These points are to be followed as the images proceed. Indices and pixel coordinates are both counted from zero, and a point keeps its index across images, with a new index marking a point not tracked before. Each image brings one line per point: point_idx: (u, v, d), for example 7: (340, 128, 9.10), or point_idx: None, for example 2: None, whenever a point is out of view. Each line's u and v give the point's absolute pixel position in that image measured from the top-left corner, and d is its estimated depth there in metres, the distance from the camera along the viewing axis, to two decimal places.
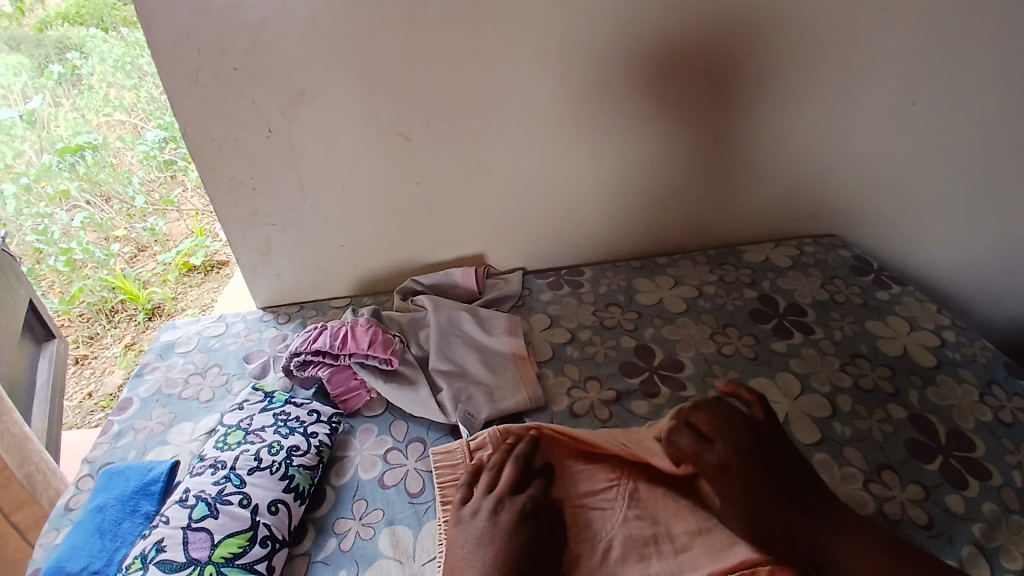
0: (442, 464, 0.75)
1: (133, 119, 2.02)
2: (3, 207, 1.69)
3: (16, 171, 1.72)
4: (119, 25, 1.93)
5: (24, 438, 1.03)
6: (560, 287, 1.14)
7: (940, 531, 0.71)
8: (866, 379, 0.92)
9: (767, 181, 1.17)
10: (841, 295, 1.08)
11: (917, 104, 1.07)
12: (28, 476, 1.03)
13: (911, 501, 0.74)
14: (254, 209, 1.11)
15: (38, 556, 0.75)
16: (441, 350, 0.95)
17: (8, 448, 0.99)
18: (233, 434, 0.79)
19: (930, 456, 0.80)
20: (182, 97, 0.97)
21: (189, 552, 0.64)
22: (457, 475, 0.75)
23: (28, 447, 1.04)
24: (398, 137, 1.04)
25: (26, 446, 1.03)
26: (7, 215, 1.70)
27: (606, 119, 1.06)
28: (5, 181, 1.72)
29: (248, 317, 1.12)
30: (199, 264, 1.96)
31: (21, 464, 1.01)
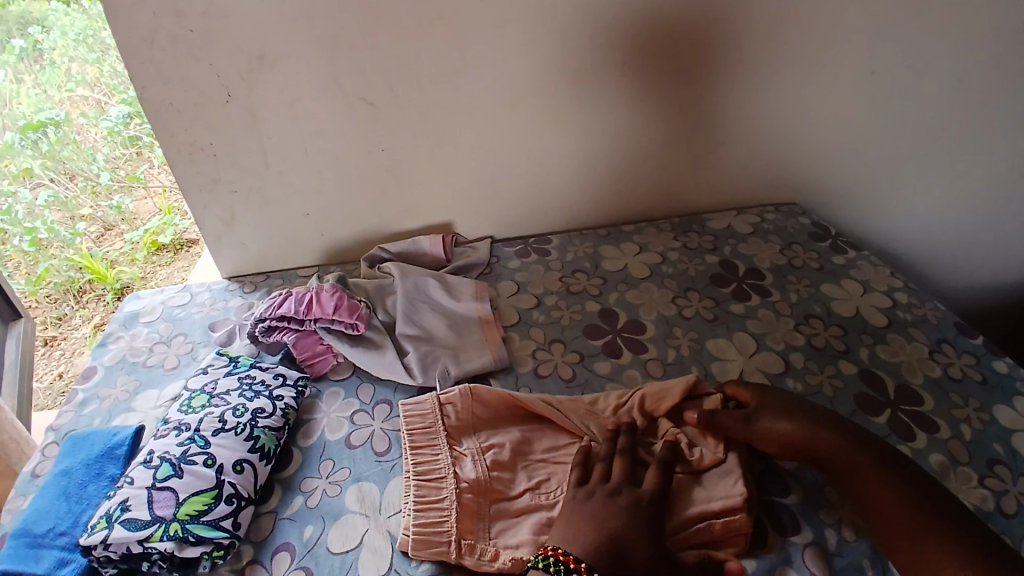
0: (412, 414, 0.79)
1: (96, 94, 1.99)
2: None
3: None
4: (80, 1, 2.05)
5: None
6: (527, 255, 1.15)
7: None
8: (820, 339, 0.95)
9: (731, 150, 1.19)
10: (799, 260, 1.12)
11: (876, 73, 1.09)
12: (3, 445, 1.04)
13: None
14: (216, 176, 1.09)
15: (4, 522, 0.75)
16: (407, 315, 0.96)
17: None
18: (197, 398, 0.79)
19: (878, 410, 0.84)
20: (136, 61, 0.95)
21: (154, 511, 0.65)
22: (428, 424, 0.78)
23: (2, 416, 1.04)
24: (361, 103, 1.04)
25: (1, 416, 1.04)
26: None
27: (571, 86, 1.07)
28: None
29: (213, 286, 1.11)
30: (167, 243, 1.89)
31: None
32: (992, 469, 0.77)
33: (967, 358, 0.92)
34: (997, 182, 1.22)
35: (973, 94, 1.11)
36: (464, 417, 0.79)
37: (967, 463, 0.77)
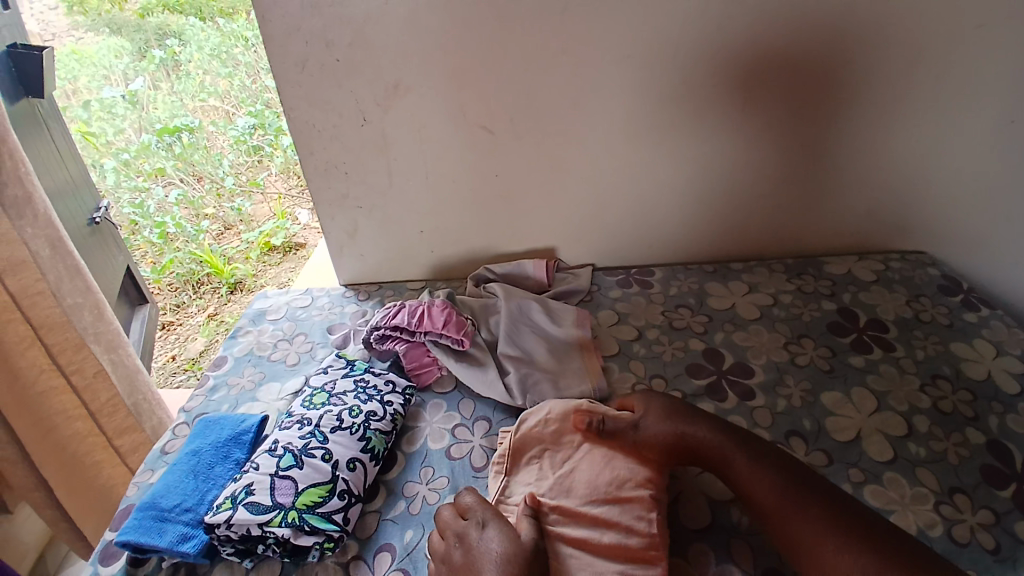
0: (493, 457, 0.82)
1: (225, 104, 2.21)
2: (105, 180, 1.94)
3: (116, 146, 1.99)
4: (216, 17, 2.24)
5: (135, 370, 1.13)
6: (629, 285, 1.15)
7: (1007, 557, 0.68)
8: (946, 402, 0.87)
9: (854, 192, 1.13)
10: (926, 314, 1.03)
11: (1016, 123, 1.01)
12: (135, 405, 1.14)
13: (981, 525, 0.71)
14: (345, 191, 1.18)
15: (133, 494, 0.84)
16: (510, 336, 0.98)
17: (121, 378, 1.09)
18: (318, 395, 0.86)
19: (1004, 483, 0.76)
20: (288, 85, 1.05)
21: (275, 497, 0.71)
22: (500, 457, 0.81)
23: (138, 378, 1.14)
24: (481, 130, 1.09)
25: (136, 378, 1.14)
26: (108, 187, 1.94)
27: (688, 121, 1.06)
28: (109, 157, 1.96)
29: (331, 292, 1.20)
30: (279, 244, 2.07)
31: (128, 394, 1.12)
32: None
33: None
34: None
35: None
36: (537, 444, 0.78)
37: None
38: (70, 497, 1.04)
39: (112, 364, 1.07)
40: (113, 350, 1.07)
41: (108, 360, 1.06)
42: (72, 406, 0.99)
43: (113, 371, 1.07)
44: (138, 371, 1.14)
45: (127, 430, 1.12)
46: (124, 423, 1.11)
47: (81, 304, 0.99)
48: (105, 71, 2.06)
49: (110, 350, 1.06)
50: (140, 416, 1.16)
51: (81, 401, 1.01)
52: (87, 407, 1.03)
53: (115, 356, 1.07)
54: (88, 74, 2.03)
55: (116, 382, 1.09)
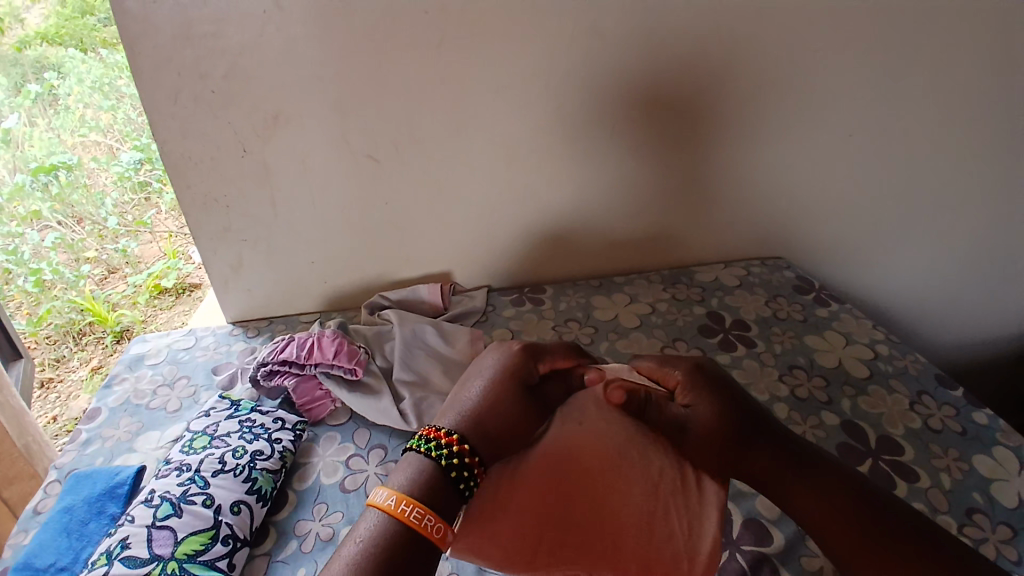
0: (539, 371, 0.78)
1: (108, 139, 2.02)
2: None
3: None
4: (97, 46, 1.98)
5: (21, 412, 1.16)
6: (522, 304, 1.20)
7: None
8: (802, 390, 0.98)
9: (718, 206, 1.25)
10: (783, 312, 1.16)
11: (853, 136, 1.17)
12: (26, 447, 1.17)
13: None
14: (227, 225, 1.15)
15: (7, 556, 0.76)
16: (404, 361, 0.99)
17: (10, 419, 1.12)
18: (199, 439, 0.82)
19: (861, 459, 0.86)
20: (161, 117, 1.02)
21: (153, 549, 0.67)
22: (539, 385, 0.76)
23: (25, 419, 1.17)
24: (368, 160, 1.10)
25: (23, 419, 1.16)
26: None
27: (568, 145, 1.14)
28: None
29: (217, 331, 1.15)
30: (170, 286, 1.94)
31: (20, 434, 1.16)
32: (971, 517, 0.79)
33: (946, 410, 0.95)
34: (974, 239, 1.28)
35: (942, 157, 1.18)
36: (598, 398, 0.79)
37: (947, 512, 0.79)
38: None
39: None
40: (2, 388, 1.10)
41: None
42: None
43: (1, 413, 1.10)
44: (27, 412, 1.17)
45: (12, 480, 1.13)
46: (14, 470, 1.13)
47: None
48: None
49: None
50: (32, 458, 1.19)
51: None
52: None
53: (2, 397, 1.10)
54: None
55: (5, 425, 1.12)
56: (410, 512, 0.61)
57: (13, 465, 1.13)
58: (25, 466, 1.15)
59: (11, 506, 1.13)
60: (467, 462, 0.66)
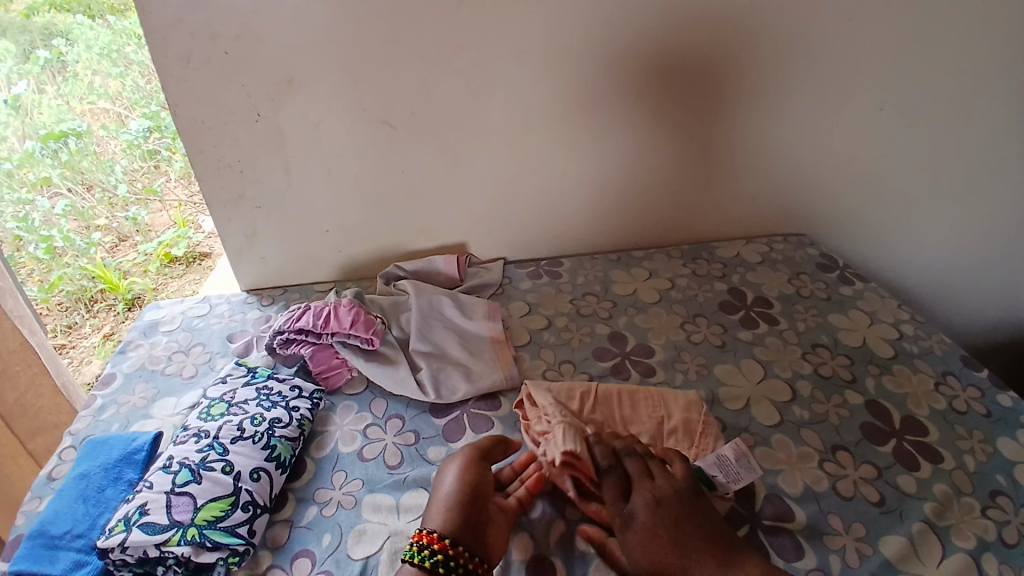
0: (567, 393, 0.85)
1: (117, 106, 1.96)
2: None
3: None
4: (105, 13, 1.85)
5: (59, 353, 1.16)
6: (539, 277, 1.18)
7: (892, 508, 0.75)
8: (826, 368, 0.96)
9: (741, 182, 1.22)
10: (807, 290, 1.14)
11: (884, 108, 1.12)
12: (65, 387, 1.18)
13: (863, 479, 0.79)
14: (240, 192, 1.13)
15: (21, 523, 0.76)
16: (421, 332, 0.98)
17: (50, 360, 1.12)
18: (216, 406, 0.82)
19: (883, 439, 0.85)
20: (172, 81, 0.99)
21: (172, 515, 0.67)
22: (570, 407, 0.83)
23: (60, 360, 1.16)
24: (383, 126, 1.08)
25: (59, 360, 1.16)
26: None
27: (589, 114, 1.10)
28: None
29: (231, 299, 1.14)
30: (181, 256, 1.94)
31: (60, 373, 1.16)
32: (995, 499, 0.77)
33: (972, 391, 0.93)
34: (1002, 219, 1.24)
35: (978, 134, 1.14)
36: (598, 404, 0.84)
37: (971, 494, 0.78)
38: None
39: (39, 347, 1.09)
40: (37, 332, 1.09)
41: (34, 344, 1.08)
42: None
43: (42, 354, 1.10)
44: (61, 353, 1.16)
45: (40, 431, 1.14)
46: (37, 421, 1.12)
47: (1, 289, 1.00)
48: None
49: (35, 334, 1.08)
50: (71, 398, 1.19)
51: None
52: None
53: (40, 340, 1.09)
54: None
55: (45, 363, 1.11)
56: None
57: (38, 415, 1.12)
58: (49, 417, 1.15)
59: (38, 456, 1.14)
60: (452, 553, 0.63)
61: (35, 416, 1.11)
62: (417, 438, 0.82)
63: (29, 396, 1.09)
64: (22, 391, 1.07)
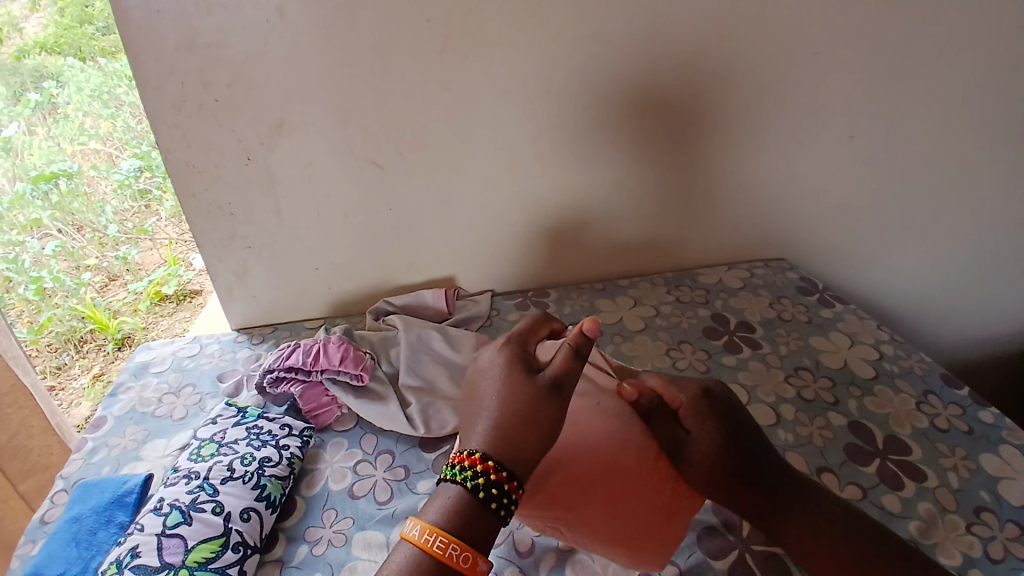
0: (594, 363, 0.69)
1: (107, 147, 1.99)
2: None
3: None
4: (97, 57, 1.82)
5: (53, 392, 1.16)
6: (526, 308, 1.20)
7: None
8: (809, 391, 0.98)
9: (721, 210, 1.25)
10: (788, 313, 1.16)
11: (853, 137, 1.17)
12: (60, 426, 1.18)
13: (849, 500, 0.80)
14: (232, 232, 1.15)
15: (15, 566, 0.75)
16: (410, 366, 0.99)
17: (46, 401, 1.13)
18: (207, 446, 0.82)
19: (867, 459, 0.86)
20: (165, 126, 1.02)
21: (163, 558, 0.67)
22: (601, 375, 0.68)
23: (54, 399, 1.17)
24: (372, 166, 1.11)
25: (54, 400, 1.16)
26: None
27: (571, 148, 1.14)
28: None
29: (222, 338, 1.15)
30: (171, 293, 1.95)
31: (53, 414, 1.15)
32: (980, 516, 0.79)
33: (953, 409, 0.95)
34: (975, 239, 1.28)
35: (944, 159, 1.19)
36: (592, 410, 0.63)
37: (956, 511, 0.79)
38: None
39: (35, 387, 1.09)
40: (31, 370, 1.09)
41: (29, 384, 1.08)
42: None
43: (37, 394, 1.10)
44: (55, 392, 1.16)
45: (30, 472, 1.13)
46: (29, 462, 1.12)
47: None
48: None
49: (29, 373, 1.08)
50: (65, 438, 1.20)
51: None
52: None
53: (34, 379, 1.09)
54: None
55: (41, 404, 1.12)
56: (432, 541, 0.51)
57: (29, 458, 1.11)
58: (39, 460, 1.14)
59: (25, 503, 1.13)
60: (496, 479, 0.53)
61: (23, 461, 1.10)
62: (407, 473, 0.83)
63: (19, 438, 1.09)
64: (12, 432, 1.07)
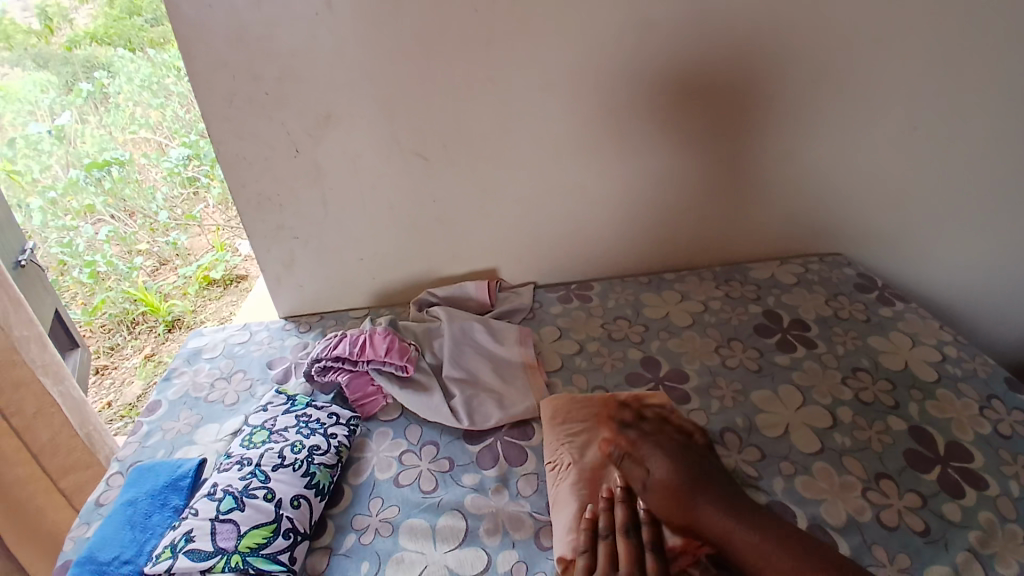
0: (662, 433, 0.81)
1: (157, 136, 2.05)
2: (30, 220, 1.80)
3: (44, 185, 1.84)
4: (146, 47, 2.04)
5: (83, 402, 1.20)
6: (570, 301, 1.18)
7: (936, 538, 0.73)
8: (867, 393, 0.94)
9: (774, 203, 1.21)
10: (845, 312, 1.11)
11: (919, 127, 1.10)
12: (88, 436, 1.22)
13: (907, 508, 0.76)
14: (280, 223, 1.17)
15: (68, 549, 0.79)
16: (454, 358, 0.99)
17: (72, 410, 1.17)
18: (258, 433, 0.84)
19: (927, 466, 0.82)
20: (216, 119, 1.04)
21: (217, 542, 0.69)
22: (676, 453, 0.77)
23: (86, 410, 1.22)
24: (415, 157, 1.10)
25: (84, 409, 1.21)
26: (33, 228, 1.80)
27: (617, 139, 1.11)
28: (32, 196, 1.83)
29: (271, 326, 1.17)
30: (219, 278, 1.97)
31: (82, 423, 1.20)
32: None
33: (1017, 414, 0.89)
34: None
35: (1018, 151, 1.11)
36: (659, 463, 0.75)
37: (1016, 520, 0.74)
38: (20, 545, 1.07)
39: (63, 395, 1.14)
40: (62, 380, 1.14)
41: (57, 392, 1.13)
42: (14, 450, 1.01)
43: (64, 403, 1.14)
44: (85, 402, 1.21)
45: (70, 470, 1.16)
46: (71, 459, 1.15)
47: (28, 336, 1.05)
48: (28, 106, 1.87)
49: (59, 381, 1.13)
50: (95, 446, 1.23)
51: (21, 444, 1.04)
52: (30, 450, 1.06)
53: (65, 387, 1.14)
54: (12, 110, 1.84)
55: (68, 414, 1.16)
56: None
57: (71, 452, 1.15)
58: (83, 456, 1.19)
59: (77, 489, 1.17)
60: None
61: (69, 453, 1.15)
62: (451, 466, 0.83)
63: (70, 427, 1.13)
64: (56, 429, 1.11)
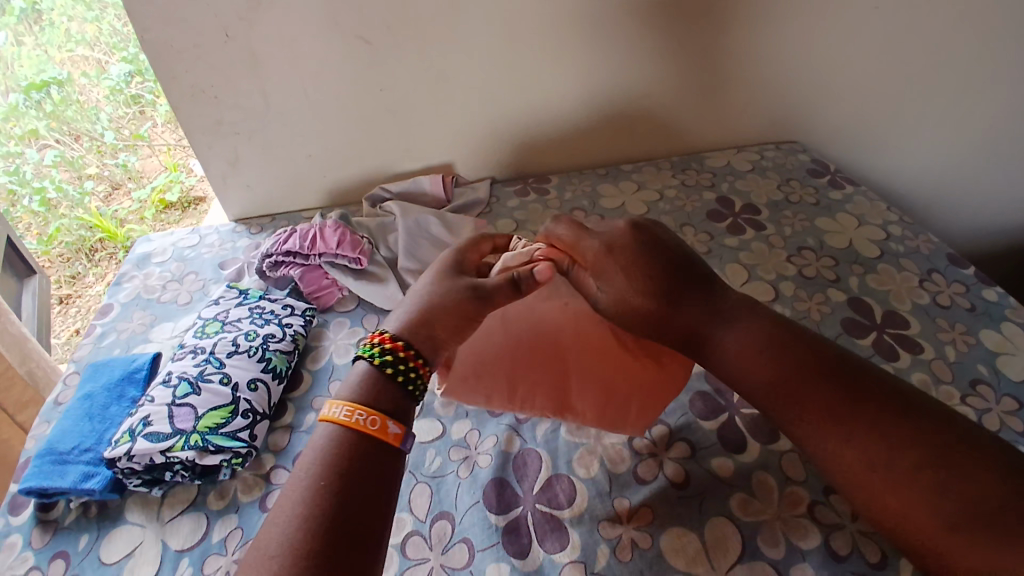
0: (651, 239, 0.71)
1: (96, 53, 1.91)
2: None
3: None
4: None
5: (22, 338, 1.20)
6: (527, 194, 1.17)
7: None
8: (810, 268, 0.97)
9: (736, 90, 1.18)
10: (796, 196, 1.13)
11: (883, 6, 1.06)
12: (30, 372, 1.22)
13: None
14: (219, 117, 1.11)
15: (30, 445, 0.80)
16: (409, 250, 0.98)
17: (10, 347, 1.17)
18: (211, 324, 0.84)
19: (864, 333, 0.87)
20: (136, 2, 0.95)
21: (175, 424, 0.71)
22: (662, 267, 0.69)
23: (28, 347, 1.22)
24: (358, 42, 1.04)
25: (25, 345, 1.21)
26: None
27: (572, 20, 1.05)
28: None
29: (221, 229, 1.14)
30: (176, 201, 1.81)
31: (22, 361, 1.20)
32: (975, 388, 0.80)
33: (957, 287, 0.94)
34: (1009, 116, 1.20)
35: (980, 31, 1.09)
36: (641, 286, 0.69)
37: (950, 382, 0.80)
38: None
39: None
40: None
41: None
42: None
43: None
44: (26, 338, 1.21)
45: (29, 404, 1.20)
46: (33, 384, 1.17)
47: None
48: None
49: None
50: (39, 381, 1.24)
51: None
52: None
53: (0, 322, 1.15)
54: None
55: (5, 353, 1.16)
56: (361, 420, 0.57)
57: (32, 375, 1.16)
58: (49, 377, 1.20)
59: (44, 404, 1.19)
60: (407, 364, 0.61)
61: None
62: None
63: None
64: None
